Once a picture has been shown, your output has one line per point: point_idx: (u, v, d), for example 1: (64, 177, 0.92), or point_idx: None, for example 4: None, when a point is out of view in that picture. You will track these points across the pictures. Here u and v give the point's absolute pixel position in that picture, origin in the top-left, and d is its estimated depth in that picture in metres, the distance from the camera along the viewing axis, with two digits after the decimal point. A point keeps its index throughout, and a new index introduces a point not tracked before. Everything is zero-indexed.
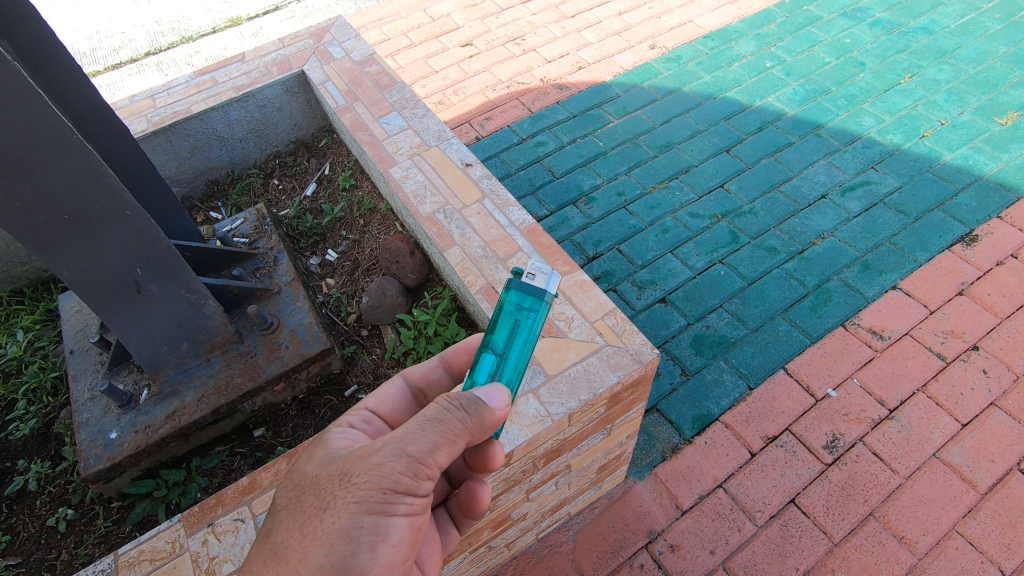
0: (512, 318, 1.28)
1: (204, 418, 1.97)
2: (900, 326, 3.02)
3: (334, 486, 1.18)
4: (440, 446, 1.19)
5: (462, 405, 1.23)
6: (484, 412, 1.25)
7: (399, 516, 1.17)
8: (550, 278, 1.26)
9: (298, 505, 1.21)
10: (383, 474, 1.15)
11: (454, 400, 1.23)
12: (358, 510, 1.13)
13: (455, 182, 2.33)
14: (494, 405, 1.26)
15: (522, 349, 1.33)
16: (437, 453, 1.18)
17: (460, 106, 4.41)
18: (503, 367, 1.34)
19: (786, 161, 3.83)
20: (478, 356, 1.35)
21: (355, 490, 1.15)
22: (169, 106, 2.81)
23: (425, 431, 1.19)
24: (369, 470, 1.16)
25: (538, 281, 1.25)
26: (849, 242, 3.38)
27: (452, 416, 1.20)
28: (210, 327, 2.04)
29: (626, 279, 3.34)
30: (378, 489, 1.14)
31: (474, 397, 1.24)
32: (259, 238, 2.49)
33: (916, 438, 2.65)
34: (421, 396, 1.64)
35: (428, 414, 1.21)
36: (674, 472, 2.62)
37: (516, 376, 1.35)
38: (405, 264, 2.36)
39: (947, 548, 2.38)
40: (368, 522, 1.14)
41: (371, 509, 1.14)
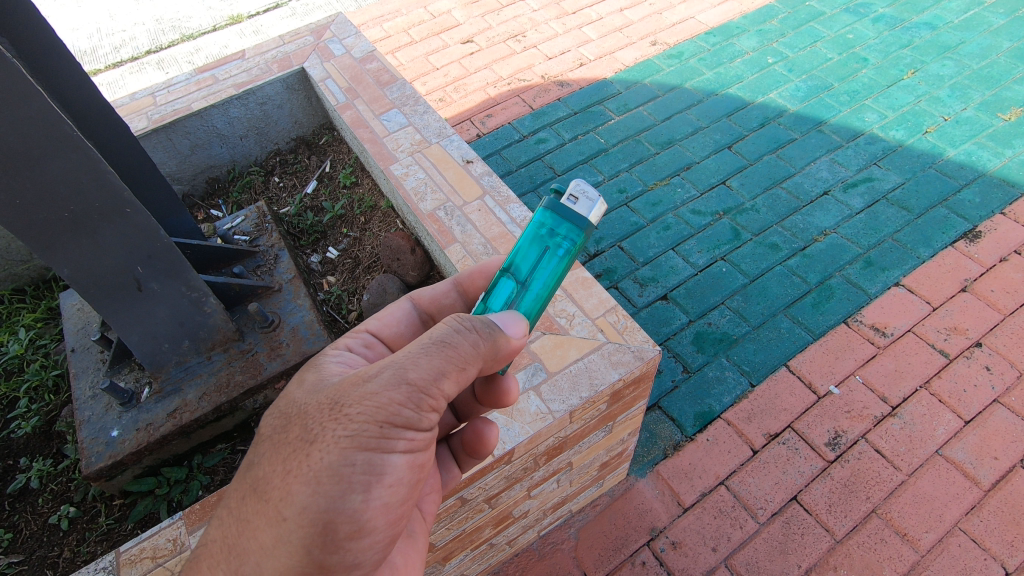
0: (542, 243, 1.28)
1: (205, 416, 1.97)
2: (903, 322, 3.01)
3: (324, 418, 1.13)
4: (446, 373, 1.15)
5: (474, 326, 1.21)
6: (500, 337, 1.23)
7: (397, 455, 1.15)
8: (593, 205, 1.26)
9: (285, 437, 1.16)
10: (378, 405, 1.11)
11: (466, 320, 1.21)
12: (349, 444, 1.11)
13: (455, 178, 2.32)
14: (509, 331, 1.25)
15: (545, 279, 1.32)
16: (441, 382, 1.14)
17: (460, 104, 4.40)
18: (522, 296, 1.32)
19: (789, 157, 3.81)
20: (499, 279, 1.34)
21: (348, 424, 1.11)
22: (169, 104, 2.80)
23: (429, 357, 1.15)
24: (363, 401, 1.11)
25: (579, 206, 1.26)
26: (851, 239, 3.37)
27: (460, 343, 1.17)
28: (212, 325, 2.04)
29: (628, 277, 3.33)
30: (373, 424, 1.11)
31: (492, 320, 1.23)
32: (260, 236, 2.48)
33: (919, 434, 2.64)
34: (430, 322, 1.63)
35: (433, 337, 1.16)
36: (676, 469, 2.62)
37: (533, 308, 1.34)
38: (406, 262, 2.35)
39: (950, 545, 2.38)
40: (361, 459, 1.11)
41: (365, 444, 1.10)
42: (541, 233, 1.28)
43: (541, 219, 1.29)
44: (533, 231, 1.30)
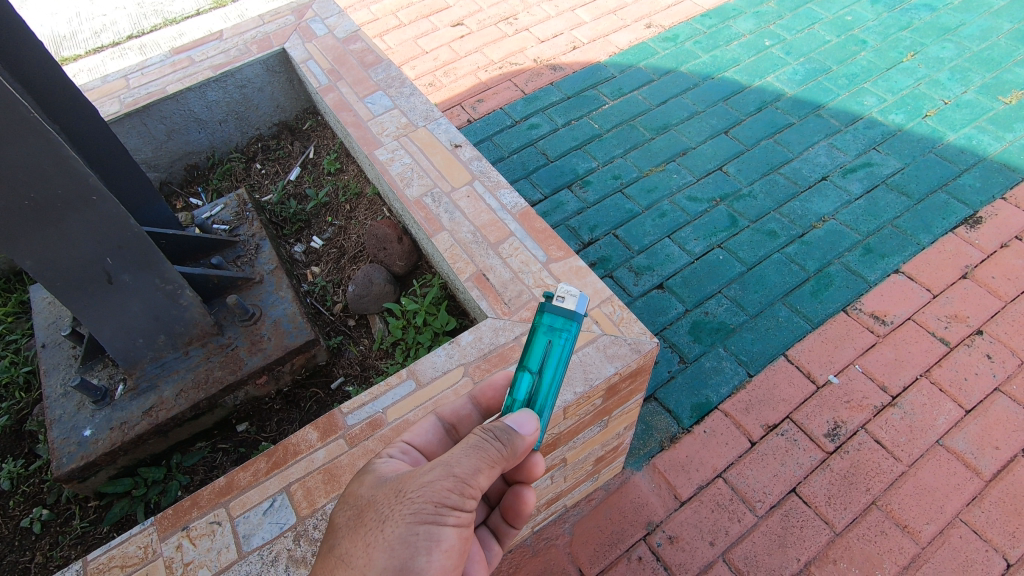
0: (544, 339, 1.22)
1: (182, 414, 1.89)
2: (903, 311, 2.95)
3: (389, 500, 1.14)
4: (483, 468, 1.15)
5: (496, 436, 1.19)
6: (515, 441, 1.19)
7: (449, 527, 1.12)
8: (581, 298, 1.18)
9: (356, 521, 1.16)
10: (434, 489, 1.12)
11: (488, 431, 1.19)
12: (412, 519, 1.10)
13: (443, 164, 2.22)
14: (523, 435, 1.21)
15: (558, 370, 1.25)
16: (480, 476, 1.14)
17: (450, 88, 4.28)
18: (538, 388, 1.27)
19: (787, 142, 3.73)
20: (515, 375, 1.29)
21: (409, 502, 1.12)
22: (143, 86, 2.68)
23: (469, 455, 1.15)
24: (420, 486, 1.13)
25: (568, 302, 1.18)
26: (850, 225, 3.30)
27: (490, 445, 1.16)
28: (188, 318, 1.95)
29: (623, 265, 3.25)
30: (430, 502, 1.11)
31: (504, 429, 1.20)
32: (240, 224, 2.38)
33: (919, 425, 2.59)
34: (455, 432, 1.50)
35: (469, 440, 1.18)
36: (673, 461, 2.57)
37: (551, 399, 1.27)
38: (392, 251, 2.27)
39: (951, 536, 2.33)
40: (422, 529, 1.10)
41: (425, 519, 1.10)
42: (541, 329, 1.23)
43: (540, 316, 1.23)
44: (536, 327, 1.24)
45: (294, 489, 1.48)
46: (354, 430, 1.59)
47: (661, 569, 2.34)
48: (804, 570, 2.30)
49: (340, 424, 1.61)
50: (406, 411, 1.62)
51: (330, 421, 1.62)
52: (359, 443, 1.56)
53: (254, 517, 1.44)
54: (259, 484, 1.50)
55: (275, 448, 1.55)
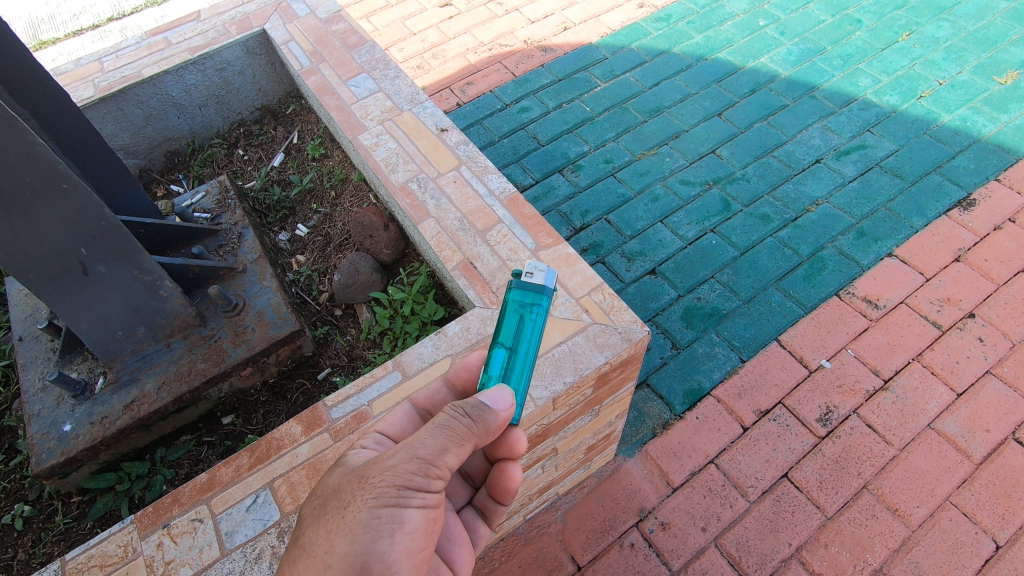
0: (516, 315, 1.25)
1: (165, 408, 1.84)
2: (896, 294, 2.93)
3: (353, 488, 1.14)
4: (451, 447, 1.16)
5: (467, 412, 1.19)
6: (488, 417, 1.20)
7: (413, 509, 1.12)
8: (548, 273, 1.23)
9: (322, 512, 1.16)
10: (397, 473, 1.12)
11: (459, 407, 1.20)
12: (374, 504, 1.10)
13: (429, 148, 2.16)
14: (498, 408, 1.21)
15: (530, 346, 1.28)
16: (447, 455, 1.15)
17: (439, 71, 4.19)
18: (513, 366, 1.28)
19: (781, 125, 3.68)
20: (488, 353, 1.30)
21: (371, 488, 1.11)
22: (118, 70, 2.60)
23: (434, 435, 1.16)
24: (384, 470, 1.13)
25: (536, 276, 1.23)
26: (844, 209, 3.27)
27: (458, 423, 1.17)
28: (169, 310, 1.90)
29: (615, 251, 3.21)
30: (393, 486, 1.11)
31: (478, 403, 1.20)
32: (222, 213, 2.32)
33: (911, 409, 2.59)
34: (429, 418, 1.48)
35: (438, 420, 1.18)
36: (665, 448, 2.56)
37: (526, 376, 1.29)
38: (378, 239, 2.22)
39: (941, 519, 2.34)
40: (385, 512, 1.10)
41: (387, 503, 1.10)
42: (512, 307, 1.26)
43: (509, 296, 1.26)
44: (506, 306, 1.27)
45: (277, 485, 1.45)
46: (339, 423, 1.56)
47: (653, 555, 2.34)
48: (795, 555, 2.31)
49: (325, 417, 1.57)
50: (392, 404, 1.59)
51: (314, 415, 1.58)
52: (344, 437, 1.53)
53: (237, 514, 1.42)
54: (242, 480, 1.47)
55: (258, 443, 1.52)
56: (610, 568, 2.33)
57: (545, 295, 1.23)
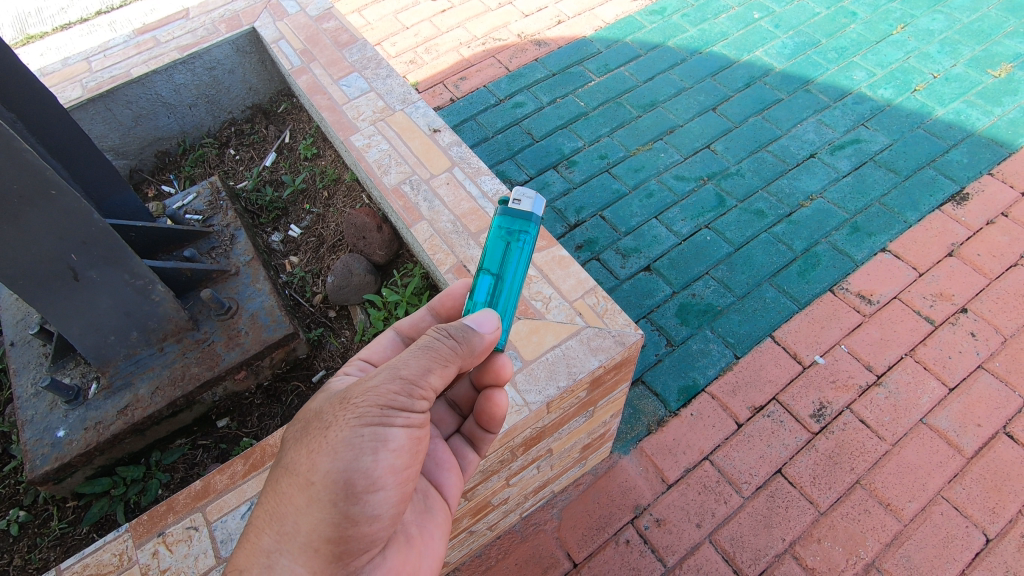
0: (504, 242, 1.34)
1: (159, 412, 1.84)
2: (889, 290, 2.94)
3: (335, 409, 1.17)
4: (434, 370, 1.19)
5: (451, 333, 1.23)
6: (473, 338, 1.25)
7: (397, 427, 1.15)
8: (535, 200, 1.32)
9: (305, 434, 1.19)
10: (379, 393, 1.15)
11: (443, 329, 1.24)
12: (357, 423, 1.13)
13: (421, 149, 2.15)
14: (484, 329, 1.28)
15: (516, 273, 1.37)
16: (430, 376, 1.18)
17: (432, 66, 4.15)
18: (499, 292, 1.37)
19: (775, 119, 3.67)
20: (475, 280, 1.38)
21: (354, 408, 1.14)
22: (106, 69, 2.58)
23: (416, 357, 1.19)
24: (366, 391, 1.16)
25: (523, 204, 1.32)
26: (838, 204, 3.27)
27: (441, 344, 1.20)
28: (162, 314, 1.89)
29: (610, 247, 3.21)
30: (376, 405, 1.13)
31: (463, 325, 1.26)
32: (214, 214, 2.30)
33: (904, 404, 2.61)
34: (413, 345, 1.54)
35: (419, 343, 1.22)
36: (660, 445, 2.57)
37: (511, 302, 1.38)
38: (372, 240, 2.21)
39: (932, 513, 2.36)
40: (368, 431, 1.12)
41: (370, 421, 1.12)
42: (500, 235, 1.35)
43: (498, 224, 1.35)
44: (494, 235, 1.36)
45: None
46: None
47: (649, 552, 2.36)
48: (789, 550, 2.33)
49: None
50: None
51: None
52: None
53: (232, 521, 1.42)
54: (236, 487, 1.47)
55: (253, 450, 1.52)
56: (606, 565, 2.35)
57: (531, 223, 1.33)
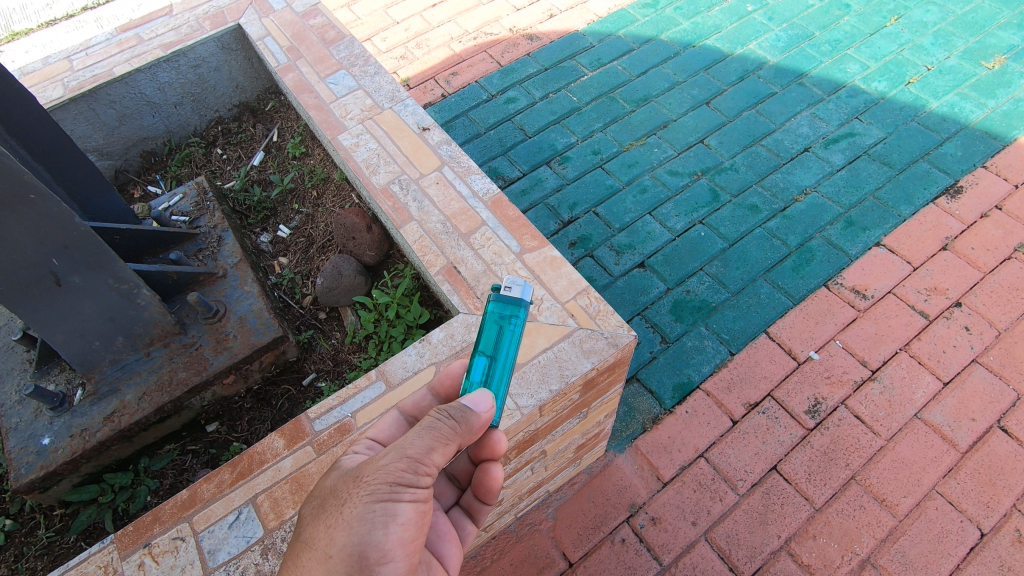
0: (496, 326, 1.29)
1: (147, 418, 1.81)
2: (884, 284, 2.94)
3: (347, 485, 1.17)
4: (437, 446, 1.17)
5: (451, 413, 1.21)
6: (471, 417, 1.23)
7: (405, 502, 1.14)
8: (525, 287, 1.29)
9: (318, 507, 1.18)
10: (388, 471, 1.14)
11: (443, 409, 1.22)
12: (368, 500, 1.12)
13: (411, 148, 2.12)
14: (479, 409, 1.24)
15: (510, 354, 1.32)
16: (434, 453, 1.17)
17: (423, 61, 4.11)
18: (494, 372, 1.32)
19: (769, 113, 3.65)
20: (470, 361, 1.34)
21: (365, 485, 1.13)
22: (88, 68, 2.53)
23: (420, 434, 1.18)
24: (375, 469, 1.15)
25: (514, 291, 1.29)
26: (832, 198, 3.26)
27: (443, 424, 1.19)
28: (147, 318, 1.86)
29: (604, 244, 3.19)
30: (385, 483, 1.13)
31: (461, 404, 1.23)
32: (200, 215, 2.26)
33: (898, 399, 2.61)
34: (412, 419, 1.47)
35: (422, 421, 1.20)
36: (655, 443, 2.56)
37: (506, 380, 1.33)
38: (362, 241, 2.19)
39: (927, 509, 2.36)
40: (379, 507, 1.12)
41: (380, 498, 1.12)
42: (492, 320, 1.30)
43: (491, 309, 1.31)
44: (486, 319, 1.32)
45: (260, 501, 1.44)
46: (322, 436, 1.54)
47: (644, 550, 2.35)
48: (784, 547, 2.32)
49: (307, 430, 1.55)
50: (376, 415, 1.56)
51: (297, 428, 1.56)
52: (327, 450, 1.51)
53: (220, 531, 1.40)
54: (224, 497, 1.45)
55: (240, 458, 1.50)
56: (602, 564, 2.34)
57: (522, 306, 1.29)
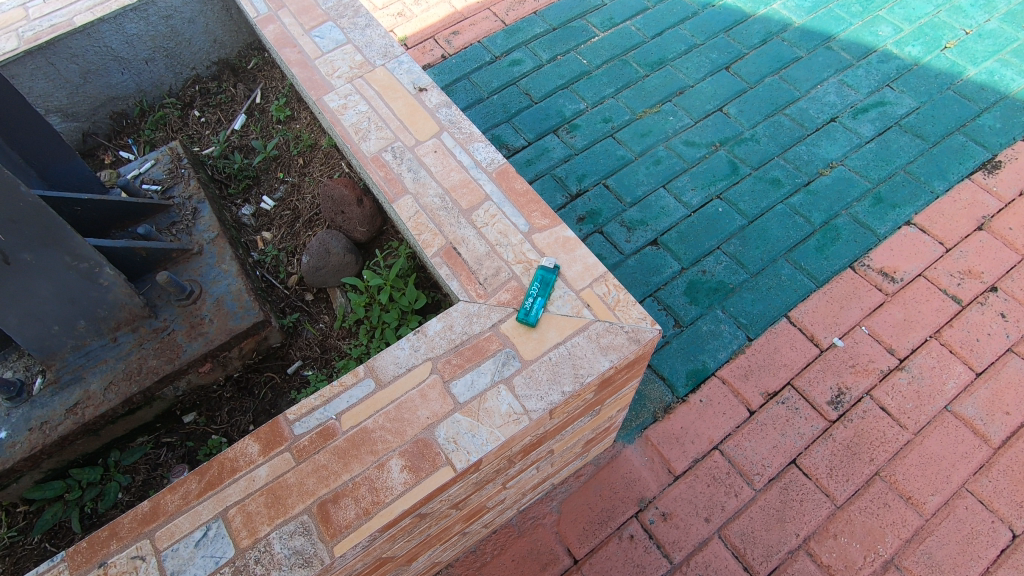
0: (539, 282, 1.55)
1: (114, 411, 1.65)
2: (914, 266, 2.74)
3: None
4: None
5: None
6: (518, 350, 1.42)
7: None
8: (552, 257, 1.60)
9: None
10: None
11: None
12: None
13: (405, 111, 1.90)
14: None
15: (545, 294, 1.54)
16: None
17: (422, 19, 3.82)
18: (537, 303, 1.52)
19: (793, 79, 3.40)
20: (526, 301, 1.53)
21: None
22: (46, 17, 2.29)
23: None
24: None
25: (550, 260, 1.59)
26: (860, 172, 3.04)
27: None
28: (112, 300, 1.67)
29: (614, 219, 2.98)
30: None
31: None
32: (174, 184, 2.05)
33: (927, 390, 2.44)
34: None
35: None
36: (667, 433, 2.41)
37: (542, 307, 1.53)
38: (352, 216, 1.99)
39: (956, 508, 2.22)
40: None
41: None
42: (537, 281, 1.55)
43: (538, 273, 1.56)
44: (534, 280, 1.56)
45: (232, 515, 1.28)
46: (301, 441, 1.36)
47: (654, 548, 2.22)
48: (802, 545, 2.19)
49: (286, 433, 1.38)
50: (363, 418, 1.39)
51: (274, 431, 1.39)
52: (307, 458, 1.34)
53: (184, 550, 1.25)
54: (189, 509, 1.29)
55: (209, 465, 1.33)
56: (608, 562, 2.21)
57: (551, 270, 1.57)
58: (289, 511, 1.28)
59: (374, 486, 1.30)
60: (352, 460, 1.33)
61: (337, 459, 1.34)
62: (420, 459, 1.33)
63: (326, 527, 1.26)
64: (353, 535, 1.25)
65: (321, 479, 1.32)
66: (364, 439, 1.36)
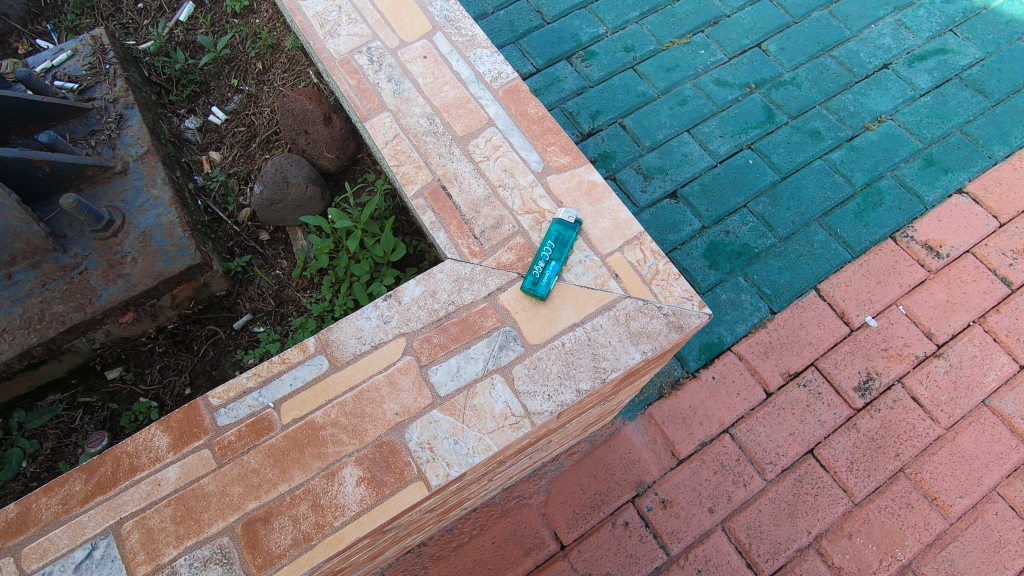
0: (554, 243, 1.37)
1: (9, 365, 1.36)
2: (963, 241, 2.43)
3: None
4: None
5: None
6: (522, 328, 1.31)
7: None
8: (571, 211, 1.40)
9: None
10: None
11: None
12: None
13: (390, 4, 1.68)
14: None
15: (559, 258, 1.37)
16: None
17: None
18: (550, 269, 1.35)
19: (844, 15, 2.94)
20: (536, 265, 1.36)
21: None
22: None
23: None
24: None
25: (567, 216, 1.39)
26: (911, 129, 2.66)
27: None
28: (2, 227, 1.34)
29: (629, 165, 2.60)
30: None
31: None
32: (95, 83, 1.70)
33: (966, 381, 2.19)
34: None
35: None
36: (673, 413, 2.15)
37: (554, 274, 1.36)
38: (317, 137, 1.64)
39: (985, 512, 2.01)
40: None
41: None
42: (552, 241, 1.37)
43: (553, 232, 1.38)
44: (548, 239, 1.37)
45: (126, 533, 1.19)
46: (227, 437, 1.26)
47: (650, 538, 2.00)
48: (813, 544, 1.99)
49: (208, 423, 1.28)
50: (310, 409, 1.28)
51: (192, 421, 1.28)
52: (233, 460, 1.25)
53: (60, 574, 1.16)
54: (71, 520, 1.20)
55: (101, 463, 1.24)
56: (599, 550, 1.99)
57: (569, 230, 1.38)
58: (203, 532, 1.19)
59: (319, 504, 1.20)
60: (291, 468, 1.23)
61: (271, 463, 1.24)
62: (383, 470, 1.22)
63: (253, 555, 1.17)
64: (287, 567, 1.16)
65: (249, 488, 1.22)
66: (311, 438, 1.26)
